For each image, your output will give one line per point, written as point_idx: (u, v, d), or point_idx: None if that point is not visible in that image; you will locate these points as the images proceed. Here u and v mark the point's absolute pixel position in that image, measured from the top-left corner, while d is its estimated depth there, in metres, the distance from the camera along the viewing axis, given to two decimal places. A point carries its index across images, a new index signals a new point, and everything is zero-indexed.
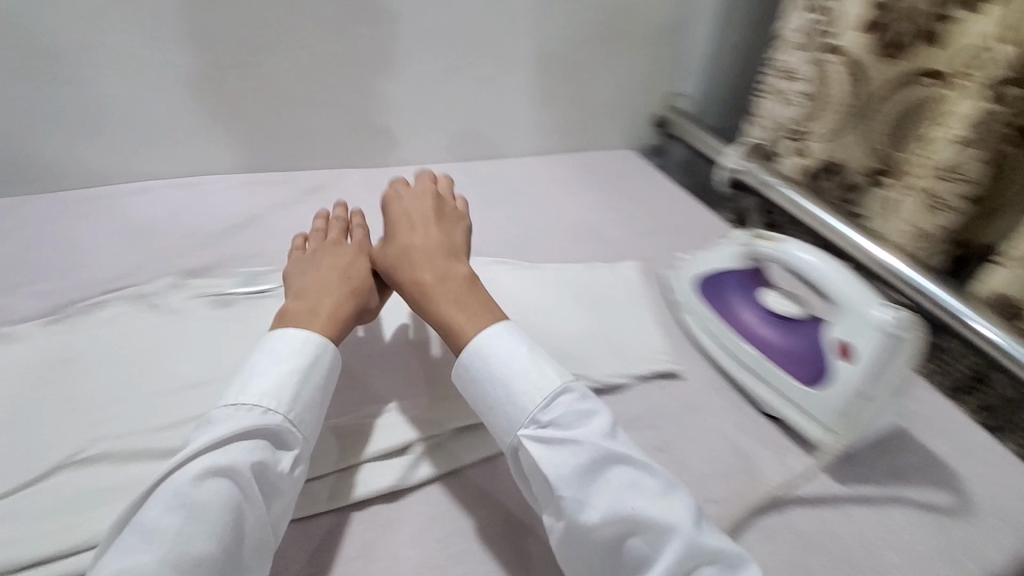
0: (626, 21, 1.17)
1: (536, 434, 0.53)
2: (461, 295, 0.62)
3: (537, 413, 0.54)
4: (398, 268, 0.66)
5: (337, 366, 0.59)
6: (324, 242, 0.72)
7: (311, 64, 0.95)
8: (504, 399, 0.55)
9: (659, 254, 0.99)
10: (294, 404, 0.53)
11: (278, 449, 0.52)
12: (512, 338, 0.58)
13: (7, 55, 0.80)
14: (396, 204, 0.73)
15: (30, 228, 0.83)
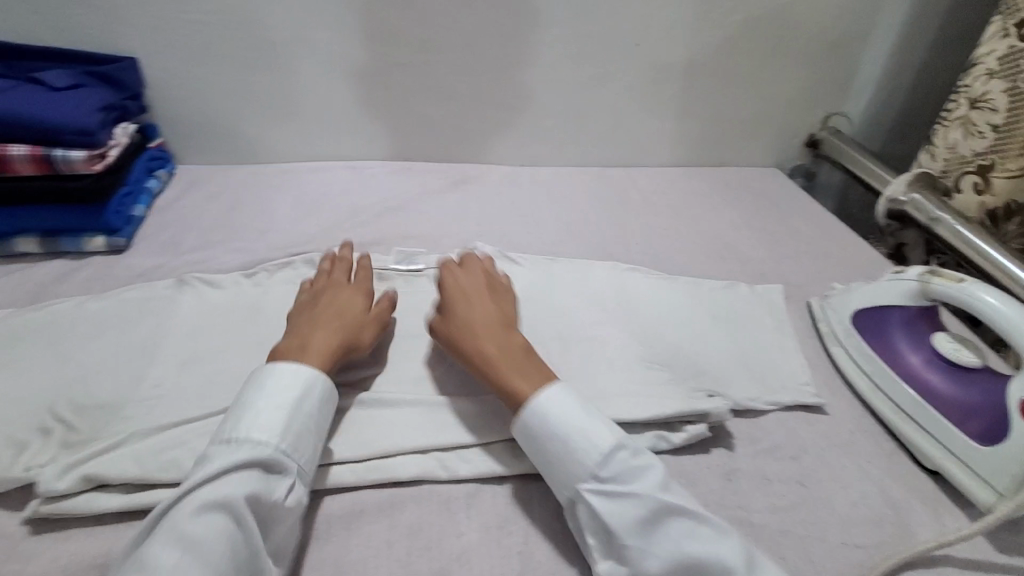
0: (794, 33, 1.11)
1: (597, 491, 0.50)
2: (526, 366, 0.57)
3: (596, 468, 0.50)
4: (458, 339, 0.60)
5: (330, 401, 0.55)
6: (323, 281, 0.68)
7: (475, 64, 1.01)
8: (561, 456, 0.52)
9: (806, 280, 0.93)
10: (286, 434, 0.50)
11: (272, 478, 0.48)
12: (563, 399, 0.54)
13: (232, 43, 0.92)
14: (447, 270, 0.67)
15: (228, 194, 0.96)
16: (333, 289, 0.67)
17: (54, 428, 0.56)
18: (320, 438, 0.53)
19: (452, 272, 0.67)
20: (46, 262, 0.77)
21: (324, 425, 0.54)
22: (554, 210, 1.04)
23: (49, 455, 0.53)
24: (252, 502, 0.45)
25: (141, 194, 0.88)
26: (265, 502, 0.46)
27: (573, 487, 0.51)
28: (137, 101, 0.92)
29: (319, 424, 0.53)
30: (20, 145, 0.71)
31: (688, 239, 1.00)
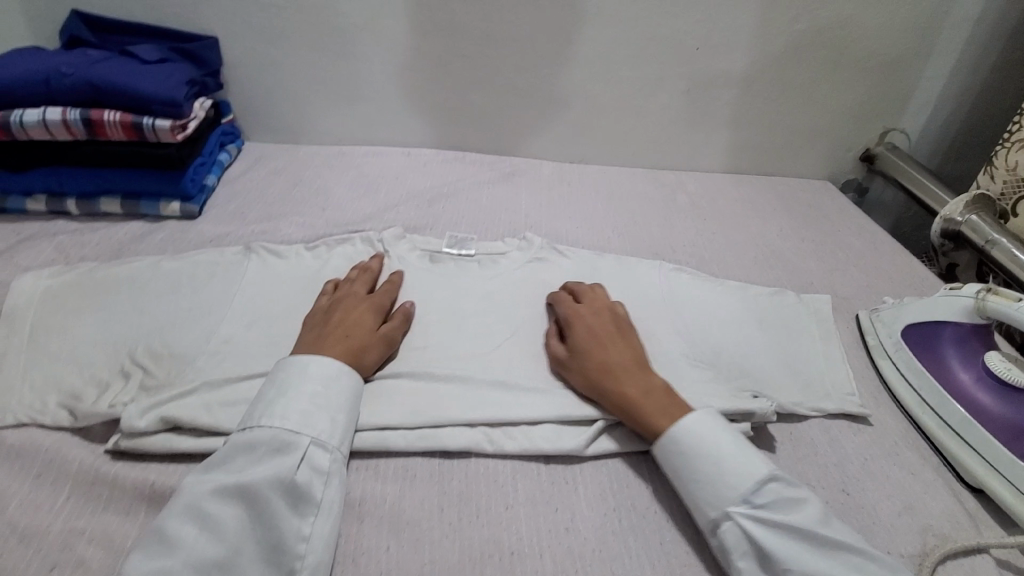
0: (857, 44, 1.10)
1: (751, 514, 0.49)
2: (667, 406, 0.58)
3: (750, 493, 0.50)
4: (597, 380, 0.61)
5: (343, 384, 0.56)
6: (338, 291, 0.68)
7: (535, 59, 1.03)
8: (711, 479, 0.52)
9: (855, 293, 0.92)
10: (290, 413, 0.52)
11: (284, 454, 0.49)
12: (712, 426, 0.55)
13: (305, 28, 0.96)
14: (571, 310, 0.68)
15: (291, 171, 1.00)
16: (346, 300, 0.66)
17: (134, 372, 0.60)
18: (338, 412, 0.54)
19: (580, 314, 0.67)
20: (126, 222, 0.82)
21: (339, 401, 0.55)
22: (602, 206, 1.05)
23: (130, 395, 0.57)
24: (259, 480, 0.47)
25: (212, 166, 0.92)
26: (278, 478, 0.47)
27: (723, 509, 0.50)
28: (215, 78, 0.97)
29: (331, 402, 0.54)
30: (113, 112, 0.76)
31: (734, 244, 1.00)
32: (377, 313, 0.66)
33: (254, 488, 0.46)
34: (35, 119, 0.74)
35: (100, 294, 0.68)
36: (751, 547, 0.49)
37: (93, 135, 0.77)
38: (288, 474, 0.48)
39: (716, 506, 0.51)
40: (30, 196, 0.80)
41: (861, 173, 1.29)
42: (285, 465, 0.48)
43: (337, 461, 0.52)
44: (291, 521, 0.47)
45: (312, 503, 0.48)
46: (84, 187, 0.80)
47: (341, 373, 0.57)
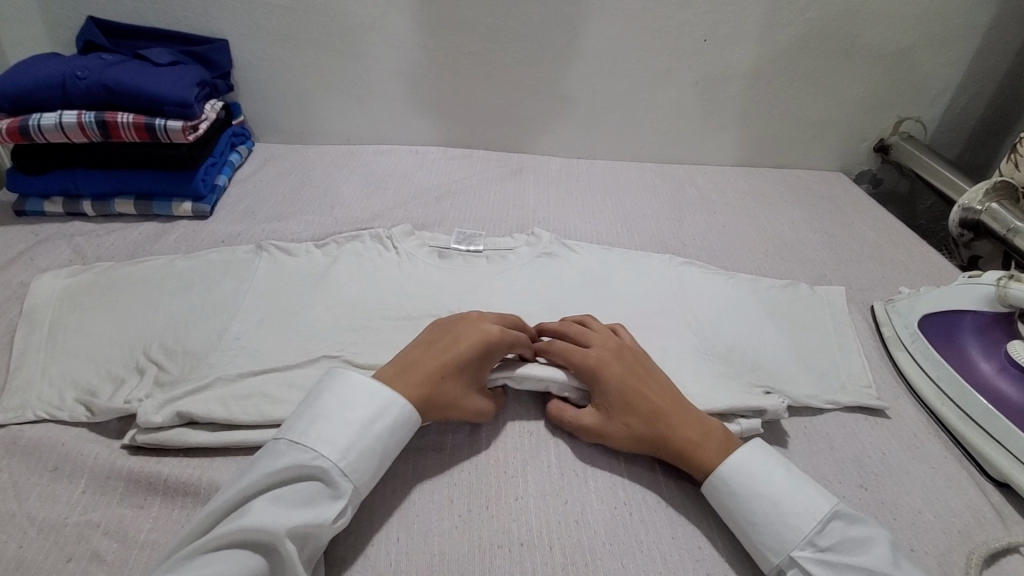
0: (871, 32, 1.08)
1: (818, 560, 0.47)
2: (723, 441, 0.55)
3: (814, 536, 0.48)
4: (652, 436, 0.56)
5: (405, 429, 0.52)
6: (466, 318, 0.60)
7: (541, 54, 1.03)
8: (772, 522, 0.49)
9: (870, 284, 0.91)
10: (349, 452, 0.47)
11: (325, 496, 0.46)
12: (764, 458, 0.53)
13: (314, 30, 0.97)
14: (586, 357, 0.60)
15: (302, 171, 1.01)
16: (468, 332, 0.58)
17: (150, 368, 0.61)
18: (385, 458, 0.50)
19: (593, 357, 0.60)
20: (140, 223, 0.83)
21: (393, 448, 0.51)
22: (610, 201, 1.05)
23: (145, 390, 0.58)
24: (296, 524, 0.43)
25: (223, 167, 0.93)
26: (314, 523, 0.44)
27: (788, 555, 0.48)
28: (225, 81, 0.98)
29: (385, 452, 0.50)
30: (126, 114, 0.77)
31: (746, 237, 0.99)
32: (487, 360, 0.58)
33: (289, 530, 0.42)
34: (52, 123, 0.76)
35: (117, 292, 0.69)
36: None
37: (107, 138, 0.78)
38: (323, 522, 0.44)
39: (782, 552, 0.48)
40: (47, 199, 0.82)
41: (875, 164, 1.27)
42: (320, 512, 0.44)
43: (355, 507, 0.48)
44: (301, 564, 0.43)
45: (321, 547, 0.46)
46: (99, 189, 0.82)
47: (410, 415, 0.52)
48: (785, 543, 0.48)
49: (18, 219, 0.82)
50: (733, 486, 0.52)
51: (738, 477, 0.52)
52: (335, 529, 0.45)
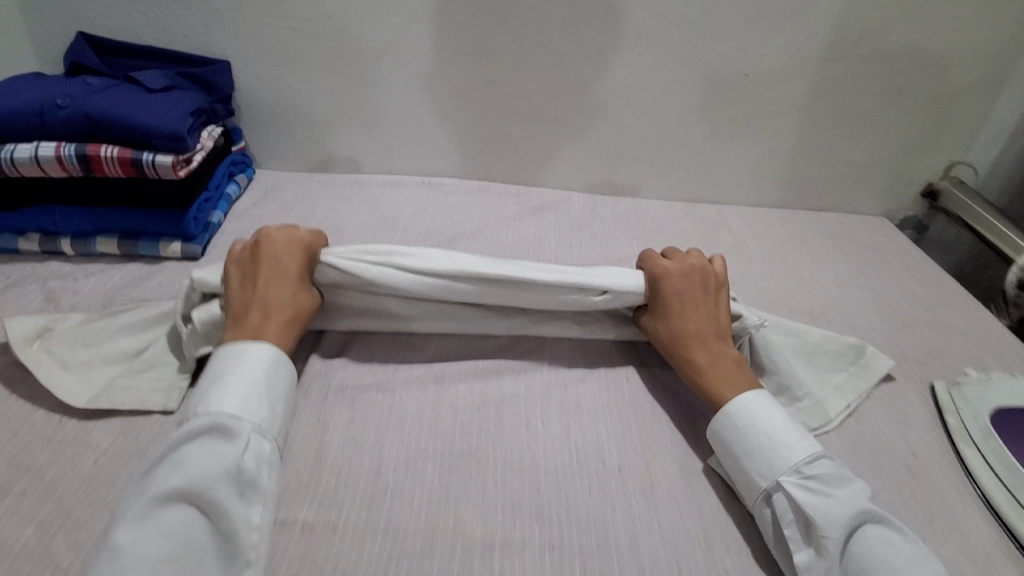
0: (930, 72, 0.99)
1: (801, 484, 0.53)
2: (733, 376, 0.62)
3: (802, 465, 0.54)
4: (671, 347, 0.66)
5: (285, 363, 0.56)
6: (264, 242, 0.62)
7: (569, 85, 0.95)
8: (766, 451, 0.55)
9: (926, 356, 0.81)
10: (235, 402, 0.50)
11: (227, 444, 0.48)
12: (766, 412, 0.58)
13: (325, 53, 0.90)
14: (655, 268, 0.70)
15: (306, 203, 0.94)
16: (283, 253, 0.62)
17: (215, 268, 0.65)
18: (278, 400, 0.53)
19: (663, 272, 0.69)
20: (124, 264, 0.75)
21: (281, 389, 0.54)
22: (637, 247, 0.96)
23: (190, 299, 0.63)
24: (204, 476, 0.45)
25: (219, 201, 0.86)
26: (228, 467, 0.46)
27: (774, 480, 0.54)
28: (226, 105, 0.90)
29: (272, 387, 0.53)
30: (110, 147, 0.70)
31: (787, 293, 0.90)
32: (311, 266, 0.64)
33: (201, 479, 0.45)
34: (26, 156, 0.68)
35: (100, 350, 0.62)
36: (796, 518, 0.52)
37: (89, 172, 0.71)
38: (232, 465, 0.47)
39: (768, 477, 0.54)
40: (22, 235, 0.74)
41: (921, 209, 1.18)
42: (227, 457, 0.47)
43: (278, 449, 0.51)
44: (242, 509, 0.46)
45: (258, 491, 0.47)
46: (80, 227, 0.74)
47: (280, 358, 0.56)
48: (773, 470, 0.54)
49: None
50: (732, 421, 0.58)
51: (738, 416, 0.58)
52: (254, 469, 0.48)
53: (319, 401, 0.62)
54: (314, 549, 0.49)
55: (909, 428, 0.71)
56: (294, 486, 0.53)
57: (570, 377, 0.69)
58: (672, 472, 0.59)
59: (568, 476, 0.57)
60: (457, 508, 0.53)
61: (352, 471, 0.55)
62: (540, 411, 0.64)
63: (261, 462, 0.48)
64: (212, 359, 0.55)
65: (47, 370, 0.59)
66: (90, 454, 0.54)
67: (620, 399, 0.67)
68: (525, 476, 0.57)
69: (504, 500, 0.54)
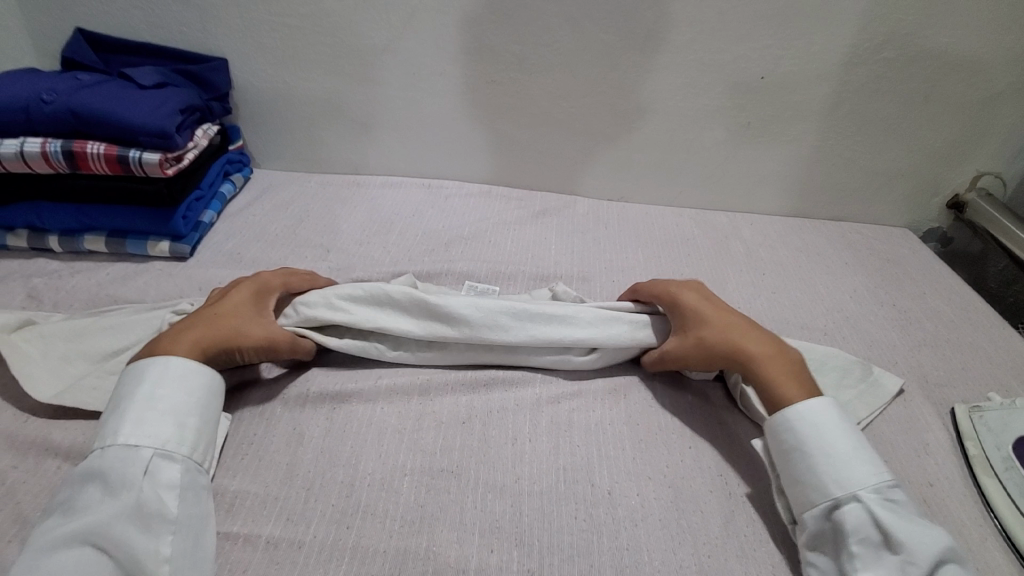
0: (961, 78, 0.93)
1: (883, 504, 0.49)
2: (794, 370, 0.59)
3: (884, 487, 0.50)
4: (725, 349, 0.61)
5: (195, 379, 0.53)
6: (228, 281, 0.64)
7: (573, 85, 0.92)
8: (847, 458, 0.51)
9: (948, 378, 0.76)
10: (131, 428, 0.48)
11: (121, 474, 0.46)
12: (842, 427, 0.54)
13: (323, 51, 0.89)
14: (665, 289, 0.68)
15: (301, 204, 0.92)
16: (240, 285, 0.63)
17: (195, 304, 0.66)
18: (187, 416, 0.51)
19: (676, 290, 0.68)
20: (111, 263, 0.75)
21: (189, 404, 0.51)
22: (642, 255, 0.92)
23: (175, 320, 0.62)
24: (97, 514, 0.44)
25: (212, 200, 0.85)
26: (126, 501, 0.45)
27: (851, 491, 0.50)
28: (222, 103, 0.90)
29: (177, 405, 0.51)
30: (97, 144, 0.69)
31: (799, 307, 0.86)
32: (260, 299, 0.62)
33: (94, 520, 0.43)
34: (12, 151, 0.68)
35: (75, 348, 0.61)
36: (869, 535, 0.48)
37: (76, 169, 0.70)
38: (127, 497, 0.45)
39: (844, 486, 0.50)
40: (11, 230, 0.75)
41: (946, 221, 1.12)
42: (122, 489, 0.45)
43: (188, 471, 0.49)
44: (145, 543, 0.44)
45: (166, 519, 0.46)
46: (66, 224, 0.74)
47: (190, 372, 0.53)
48: (851, 481, 0.50)
49: None
50: (809, 421, 0.54)
51: (806, 423, 0.54)
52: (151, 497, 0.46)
53: (296, 410, 0.59)
54: (276, 569, 0.47)
55: (927, 456, 0.66)
56: (264, 500, 0.51)
57: (562, 391, 0.65)
58: (664, 497, 0.55)
59: (552, 498, 0.54)
60: (431, 531, 0.50)
61: (325, 486, 0.53)
62: (528, 427, 0.61)
63: (163, 488, 0.47)
64: (118, 384, 0.53)
65: (26, 363, 0.57)
66: (55, 458, 0.52)
67: (613, 416, 0.63)
68: (507, 497, 0.54)
69: (482, 523, 0.51)
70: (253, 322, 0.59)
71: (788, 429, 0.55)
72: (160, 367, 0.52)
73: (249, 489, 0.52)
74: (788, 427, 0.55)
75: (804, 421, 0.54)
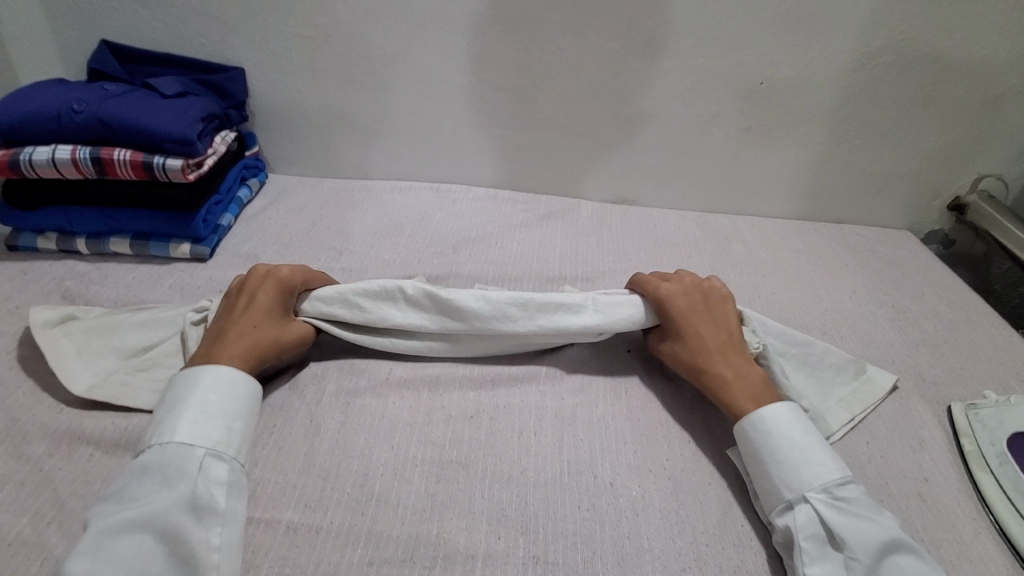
0: (958, 82, 0.95)
1: (829, 503, 0.52)
2: (759, 392, 0.60)
3: (831, 486, 0.53)
4: (694, 366, 0.64)
5: (242, 385, 0.56)
6: (247, 276, 0.66)
7: (577, 91, 0.95)
8: (796, 460, 0.54)
9: (946, 378, 0.78)
10: (186, 429, 0.51)
11: (177, 472, 0.48)
12: (795, 425, 0.57)
13: (336, 60, 0.92)
14: (657, 290, 0.70)
15: (315, 208, 0.95)
16: (263, 282, 0.65)
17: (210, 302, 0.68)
18: (235, 419, 0.53)
19: (665, 295, 0.69)
20: (136, 264, 0.78)
21: (237, 408, 0.54)
22: (645, 256, 0.95)
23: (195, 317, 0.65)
24: (154, 506, 0.46)
25: (230, 204, 0.88)
26: (181, 495, 0.47)
27: (800, 492, 0.53)
28: (240, 111, 0.93)
29: (226, 408, 0.53)
30: (123, 151, 0.73)
31: (800, 308, 0.88)
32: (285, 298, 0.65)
33: (151, 512, 0.46)
34: (44, 158, 0.72)
35: (105, 344, 0.64)
36: (821, 532, 0.51)
37: (103, 174, 0.74)
38: (182, 493, 0.47)
39: (795, 489, 0.53)
40: (42, 234, 0.79)
41: (948, 223, 1.13)
42: (177, 485, 0.48)
43: (235, 471, 0.51)
44: (197, 536, 0.46)
45: (216, 515, 0.48)
46: (93, 227, 0.77)
47: (236, 377, 0.55)
48: (801, 483, 0.53)
49: (10, 254, 0.78)
50: (767, 427, 0.57)
51: (761, 427, 0.57)
52: (203, 493, 0.48)
53: (313, 403, 0.62)
54: (296, 553, 0.49)
55: (923, 452, 0.67)
56: (283, 488, 0.54)
57: (566, 387, 0.68)
58: (665, 488, 0.58)
59: (557, 488, 0.56)
60: (442, 518, 0.53)
61: (340, 475, 0.56)
62: (534, 421, 0.63)
63: (214, 485, 0.49)
64: (170, 388, 0.55)
65: (61, 357, 0.61)
66: (88, 447, 0.56)
67: (615, 411, 0.65)
68: (513, 487, 0.56)
69: (490, 511, 0.54)
70: (282, 327, 0.63)
71: (742, 439, 0.58)
72: (212, 374, 0.55)
73: (270, 477, 0.55)
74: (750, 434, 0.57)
75: (756, 427, 0.57)
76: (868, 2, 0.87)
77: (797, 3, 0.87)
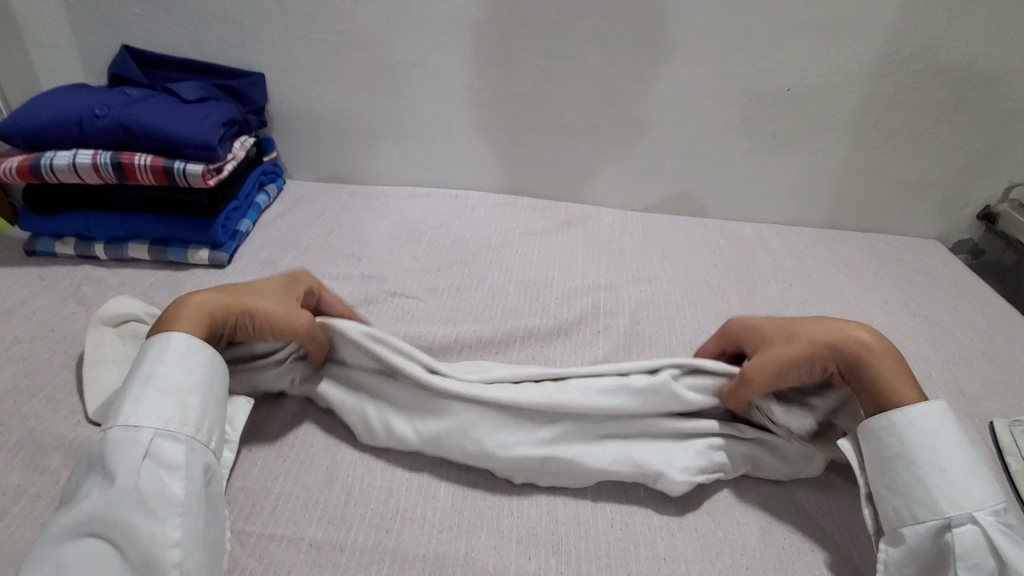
0: (990, 88, 0.92)
1: (1001, 529, 0.45)
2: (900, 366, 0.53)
3: (1002, 509, 0.46)
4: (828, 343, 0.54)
5: (197, 356, 0.52)
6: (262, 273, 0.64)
7: (597, 96, 0.93)
8: (964, 474, 0.47)
9: (986, 393, 0.75)
10: (133, 409, 0.48)
11: (123, 455, 0.45)
12: (957, 430, 0.50)
13: (355, 65, 0.91)
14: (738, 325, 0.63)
15: (334, 214, 0.94)
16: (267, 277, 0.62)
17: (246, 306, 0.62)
18: (190, 395, 0.50)
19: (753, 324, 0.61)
20: (154, 270, 0.77)
21: (191, 382, 0.51)
22: (668, 264, 0.92)
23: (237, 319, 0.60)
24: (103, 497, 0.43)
25: (248, 210, 0.87)
26: (129, 484, 0.44)
27: (969, 512, 0.46)
28: (259, 117, 0.92)
29: (178, 383, 0.50)
30: (144, 156, 0.72)
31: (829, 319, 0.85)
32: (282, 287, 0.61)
33: (101, 505, 0.43)
34: (65, 163, 0.72)
35: None
36: (985, 560, 0.45)
37: (123, 179, 0.74)
38: (128, 480, 0.44)
39: (962, 507, 0.46)
40: (60, 239, 0.78)
41: (978, 232, 1.09)
42: (123, 470, 0.45)
43: (191, 450, 0.48)
44: (153, 526, 0.43)
45: (169, 502, 0.45)
46: (113, 232, 0.77)
47: (190, 348, 0.52)
48: (968, 501, 0.46)
49: (28, 260, 0.78)
50: (918, 426, 0.50)
51: (921, 427, 0.50)
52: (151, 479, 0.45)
53: (336, 415, 0.61)
54: (319, 572, 0.47)
55: None
56: (306, 503, 0.52)
57: None
58: (700, 507, 0.55)
59: (588, 507, 0.54)
60: (470, 537, 0.51)
61: (364, 491, 0.54)
62: None
63: (166, 469, 0.46)
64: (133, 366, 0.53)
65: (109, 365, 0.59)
66: None
67: None
68: (543, 505, 0.54)
69: (519, 530, 0.52)
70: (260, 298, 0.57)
71: (894, 435, 0.51)
72: (161, 348, 0.51)
73: (291, 492, 0.53)
74: (888, 430, 0.51)
75: (917, 423, 0.50)
76: (896, 6, 0.86)
77: (824, 8, 0.85)
